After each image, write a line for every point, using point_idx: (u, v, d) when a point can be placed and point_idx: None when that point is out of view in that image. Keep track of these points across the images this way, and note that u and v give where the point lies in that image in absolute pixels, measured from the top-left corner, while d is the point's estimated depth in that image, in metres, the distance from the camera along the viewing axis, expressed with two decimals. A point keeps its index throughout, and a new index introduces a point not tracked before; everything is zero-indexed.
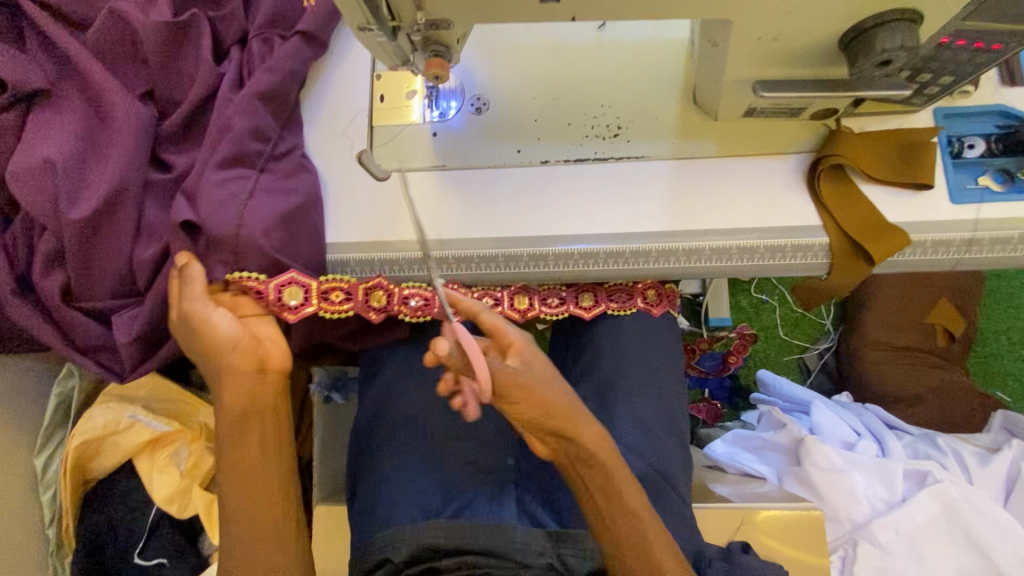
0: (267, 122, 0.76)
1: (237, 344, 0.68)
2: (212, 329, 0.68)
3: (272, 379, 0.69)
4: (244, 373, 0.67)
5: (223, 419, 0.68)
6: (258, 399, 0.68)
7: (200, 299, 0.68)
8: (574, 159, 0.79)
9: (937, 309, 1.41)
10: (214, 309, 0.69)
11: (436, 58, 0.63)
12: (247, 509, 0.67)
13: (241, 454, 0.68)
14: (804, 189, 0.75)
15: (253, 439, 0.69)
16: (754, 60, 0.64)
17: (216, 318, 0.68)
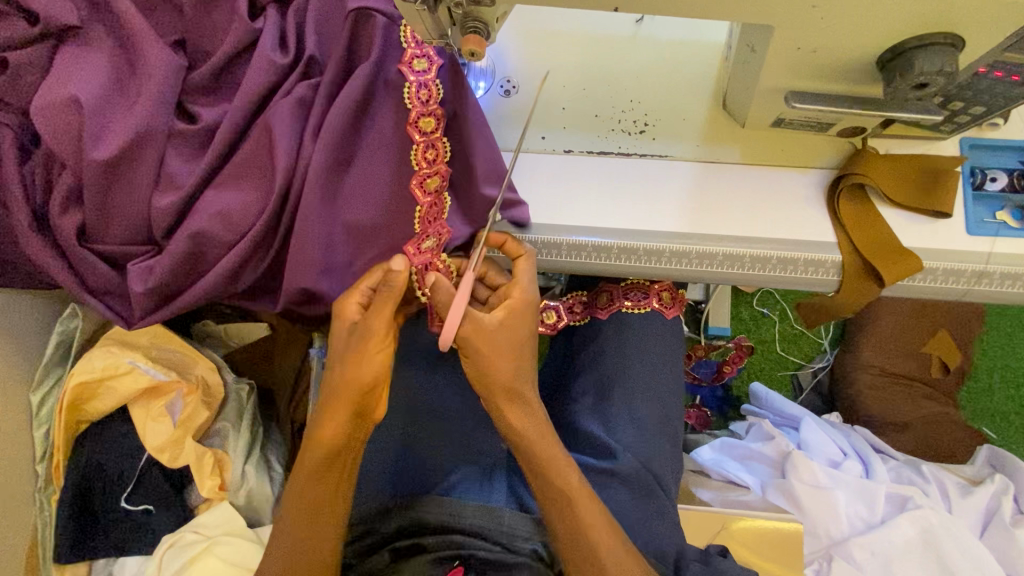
0: (303, 94, 0.75)
1: (365, 389, 0.65)
2: (359, 369, 0.65)
3: (366, 427, 0.67)
4: (348, 411, 0.65)
5: (310, 457, 0.66)
6: (352, 444, 0.66)
7: (374, 343, 0.65)
8: (597, 152, 0.79)
9: (936, 340, 1.41)
10: (374, 357, 0.65)
11: (473, 35, 0.62)
12: (301, 549, 0.65)
13: (317, 487, 0.66)
14: (822, 205, 0.75)
15: (332, 478, 0.66)
16: (790, 71, 0.63)
17: (370, 362, 0.65)
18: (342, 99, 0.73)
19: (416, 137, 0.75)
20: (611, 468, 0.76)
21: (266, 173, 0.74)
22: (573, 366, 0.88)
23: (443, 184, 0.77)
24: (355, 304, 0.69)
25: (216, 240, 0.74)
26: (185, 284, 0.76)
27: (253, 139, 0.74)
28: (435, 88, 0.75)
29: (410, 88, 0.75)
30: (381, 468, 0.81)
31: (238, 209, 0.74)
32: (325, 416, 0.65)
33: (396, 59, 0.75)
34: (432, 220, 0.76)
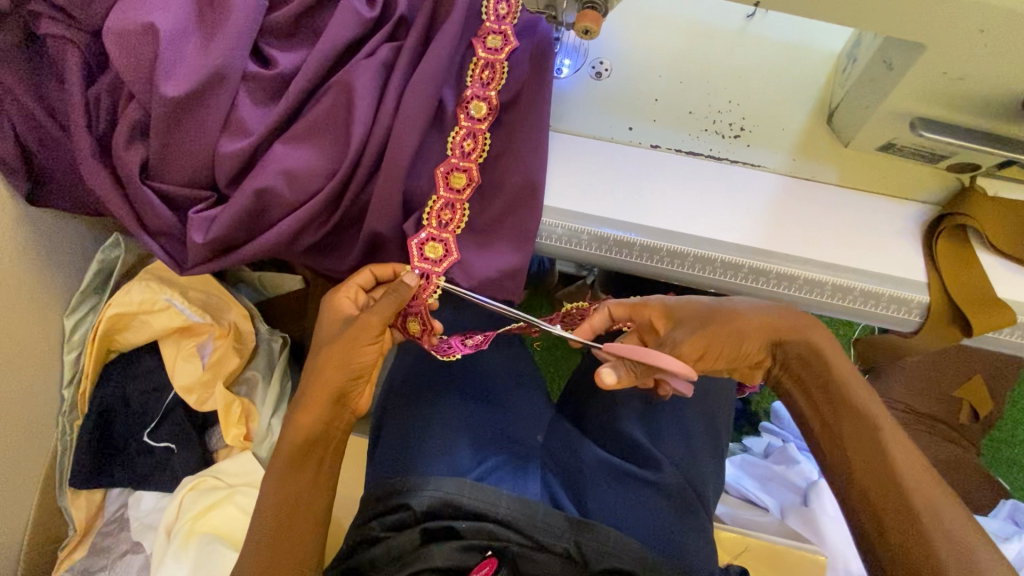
0: (387, 55, 0.72)
1: (355, 377, 0.67)
2: (353, 355, 0.66)
3: (347, 416, 0.68)
4: (326, 402, 0.66)
5: (284, 445, 0.65)
6: (331, 430, 0.67)
7: (369, 330, 0.66)
8: (686, 151, 0.75)
9: (969, 387, 1.37)
10: (371, 344, 0.66)
11: (590, 10, 0.58)
12: (272, 540, 0.62)
13: (295, 479, 0.64)
14: (917, 241, 0.71)
15: (311, 468, 0.65)
16: (924, 95, 0.59)
17: (366, 350, 0.66)
18: (428, 60, 0.70)
19: (462, 121, 0.73)
20: (653, 478, 0.78)
21: (343, 132, 0.72)
22: None
23: (470, 183, 0.73)
24: (350, 302, 0.71)
25: (280, 199, 0.71)
26: (246, 236, 0.74)
27: (331, 92, 0.71)
28: (500, 71, 0.73)
29: (477, 65, 0.74)
30: (418, 443, 0.80)
31: (310, 162, 0.71)
32: (302, 412, 0.65)
33: (472, 35, 0.75)
34: (445, 222, 0.73)
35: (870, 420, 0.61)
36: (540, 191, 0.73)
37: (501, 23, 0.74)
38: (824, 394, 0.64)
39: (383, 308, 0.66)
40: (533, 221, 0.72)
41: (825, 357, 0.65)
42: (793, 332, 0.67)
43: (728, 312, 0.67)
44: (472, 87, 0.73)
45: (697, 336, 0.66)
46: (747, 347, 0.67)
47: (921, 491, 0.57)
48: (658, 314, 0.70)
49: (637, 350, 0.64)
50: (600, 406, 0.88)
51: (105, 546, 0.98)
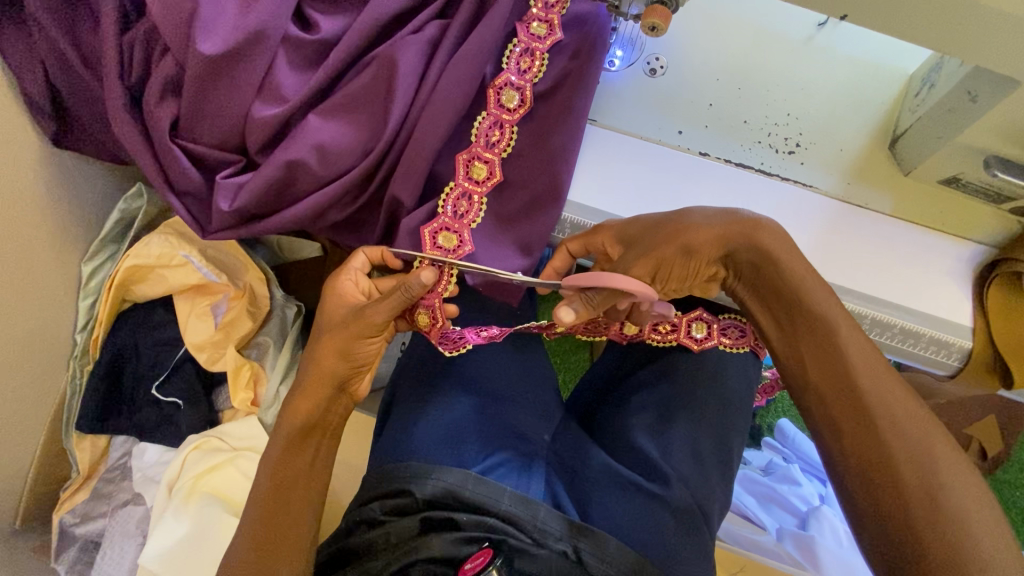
0: (434, 32, 0.69)
1: (355, 367, 0.66)
2: (358, 349, 0.65)
3: (344, 403, 0.68)
4: (327, 389, 0.66)
5: (285, 427, 0.66)
6: (330, 416, 0.67)
7: (371, 325, 0.64)
8: (736, 162, 0.71)
9: (979, 424, 1.29)
10: (375, 339, 0.66)
11: (659, 6, 0.54)
12: (266, 517, 0.61)
13: (292, 457, 0.64)
14: (968, 283, 0.67)
15: (309, 451, 0.65)
16: (1005, 132, 0.55)
17: (371, 343, 0.66)
18: (473, 41, 0.67)
19: (491, 109, 0.69)
20: (659, 492, 0.75)
21: (381, 108, 0.69)
22: (633, 379, 0.88)
23: (490, 177, 0.71)
24: (352, 286, 0.70)
25: (310, 172, 0.69)
26: (272, 208, 0.73)
27: (373, 64, 0.68)
28: (540, 60, 0.69)
29: (515, 50, 0.69)
30: (423, 431, 0.80)
31: (344, 139, 0.69)
32: (302, 396, 0.66)
33: (516, 18, 0.70)
34: (461, 213, 0.70)
35: (828, 329, 0.54)
36: (561, 195, 0.70)
37: (548, 12, 0.69)
38: (780, 304, 0.57)
39: (386, 308, 0.64)
40: (545, 231, 0.71)
41: (780, 263, 0.57)
42: (745, 237, 0.59)
43: (678, 223, 0.61)
44: (508, 72, 0.69)
45: (645, 257, 0.62)
46: (694, 258, 0.61)
47: (896, 415, 0.49)
48: (612, 239, 0.66)
49: (589, 277, 0.60)
50: (612, 413, 0.87)
51: (107, 492, 1.01)
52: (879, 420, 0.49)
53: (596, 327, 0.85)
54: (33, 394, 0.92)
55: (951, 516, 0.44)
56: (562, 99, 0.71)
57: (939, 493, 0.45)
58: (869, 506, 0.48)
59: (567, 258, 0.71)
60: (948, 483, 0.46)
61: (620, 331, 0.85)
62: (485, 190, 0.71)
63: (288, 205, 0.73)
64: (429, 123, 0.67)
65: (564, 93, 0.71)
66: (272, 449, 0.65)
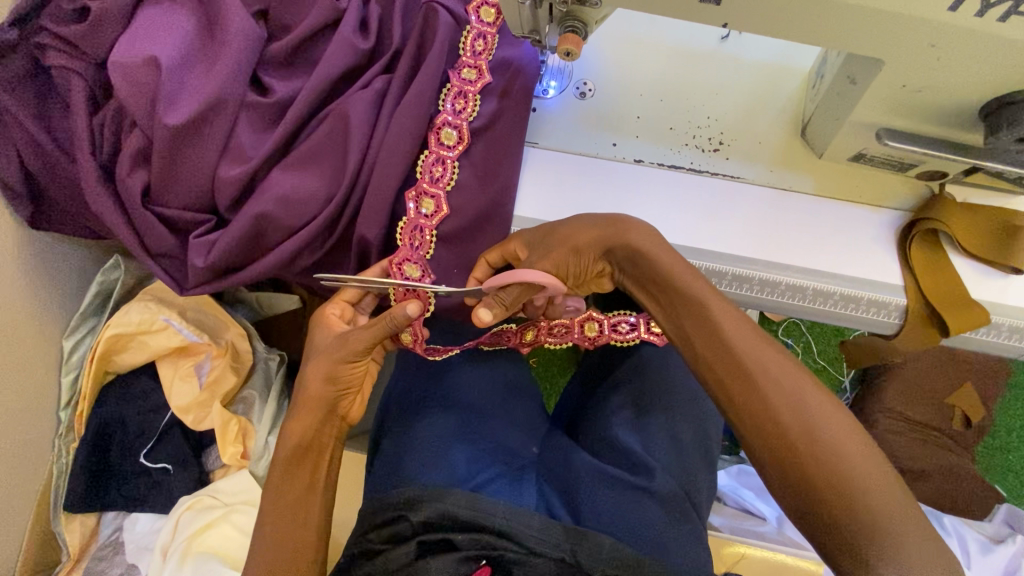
0: (381, 86, 0.76)
1: (342, 390, 0.69)
2: (336, 372, 0.68)
3: (337, 424, 0.70)
4: (319, 411, 0.68)
5: (277, 466, 0.67)
6: (323, 438, 0.69)
7: (356, 348, 0.68)
8: (669, 165, 0.78)
9: (959, 393, 1.33)
10: (357, 364, 0.69)
11: (571, 34, 0.61)
12: (276, 551, 0.63)
13: (290, 485, 0.66)
14: (893, 246, 0.73)
15: (304, 475, 0.67)
16: (887, 106, 0.63)
17: (353, 367, 0.69)
18: (414, 88, 0.75)
19: (433, 147, 0.76)
20: (645, 484, 0.77)
21: (339, 159, 0.75)
22: (608, 380, 0.91)
23: (438, 210, 0.76)
24: (337, 319, 0.75)
25: (276, 224, 0.74)
26: (245, 261, 0.78)
27: (328, 120, 0.74)
28: (473, 100, 0.77)
29: (450, 93, 0.77)
30: (411, 457, 0.81)
31: (303, 192, 0.74)
32: (297, 419, 0.68)
33: (448, 65, 0.78)
34: (416, 245, 0.76)
35: (701, 306, 0.59)
36: (503, 209, 0.77)
37: (478, 58, 0.78)
38: (658, 287, 0.62)
39: (370, 335, 0.68)
40: (488, 243, 0.78)
41: (646, 253, 0.63)
42: (618, 235, 0.64)
43: (567, 228, 0.67)
44: (445, 114, 0.76)
45: (546, 258, 0.67)
46: (582, 258, 0.66)
47: (788, 390, 0.53)
48: (522, 247, 0.71)
49: (503, 278, 0.67)
50: (593, 415, 0.89)
51: (99, 570, 0.96)
52: (768, 394, 0.52)
53: (558, 330, 0.87)
54: (19, 474, 0.92)
55: (853, 490, 0.48)
56: (504, 132, 0.78)
57: (838, 458, 0.49)
58: (795, 469, 0.50)
59: (488, 269, 0.75)
60: (840, 443, 0.50)
61: (582, 334, 0.87)
62: (435, 222, 0.76)
63: (260, 257, 0.77)
64: (385, 165, 0.74)
65: (503, 127, 0.78)
66: (270, 478, 0.67)
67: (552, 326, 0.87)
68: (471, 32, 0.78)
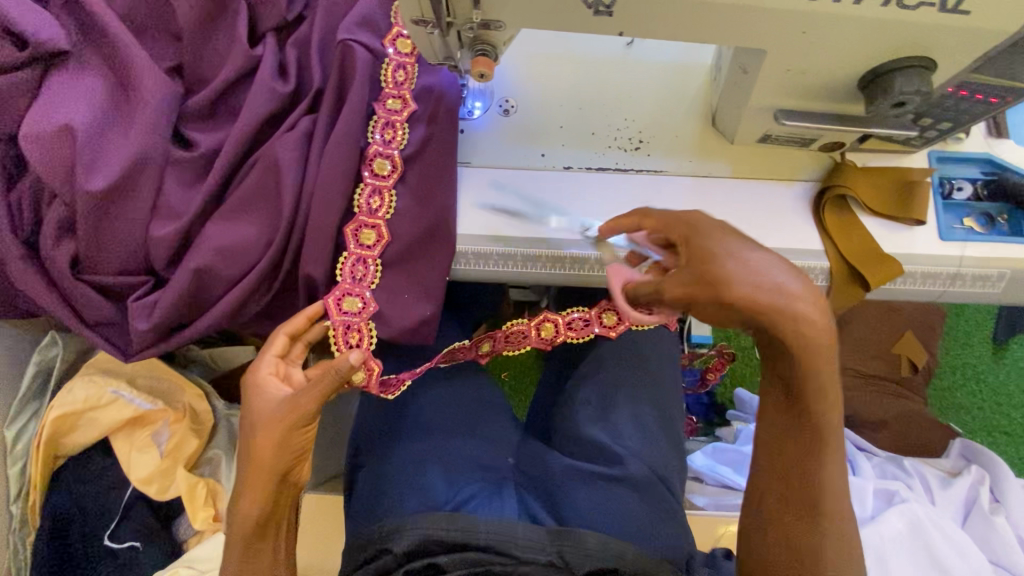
0: (308, 127, 0.76)
1: (294, 456, 0.69)
2: (285, 442, 0.67)
3: (291, 489, 0.71)
4: (270, 483, 0.67)
5: (235, 539, 0.67)
6: (279, 506, 0.69)
7: (306, 412, 0.68)
8: (596, 168, 0.82)
9: (903, 342, 1.42)
10: (305, 428, 0.69)
11: (483, 57, 0.63)
12: None
13: (254, 562, 0.68)
14: (807, 213, 0.79)
15: (267, 548, 0.69)
16: (780, 90, 0.68)
17: (299, 433, 0.68)
18: (341, 125, 0.76)
19: (368, 179, 0.78)
20: (619, 474, 0.80)
21: (274, 203, 0.75)
22: (573, 379, 0.93)
23: (378, 239, 0.78)
24: (275, 380, 0.71)
25: (218, 276, 0.73)
26: (190, 318, 0.76)
27: (259, 166, 0.74)
28: (401, 129, 0.79)
29: (377, 125, 0.79)
30: (389, 485, 0.81)
31: (242, 241, 0.74)
32: (247, 496, 0.67)
33: (372, 99, 0.80)
34: (359, 276, 0.77)
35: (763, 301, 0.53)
36: (445, 229, 0.78)
37: (400, 88, 0.80)
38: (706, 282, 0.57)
39: (317, 393, 0.69)
40: (435, 265, 0.79)
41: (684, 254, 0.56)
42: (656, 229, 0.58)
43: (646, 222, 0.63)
44: (376, 144, 0.78)
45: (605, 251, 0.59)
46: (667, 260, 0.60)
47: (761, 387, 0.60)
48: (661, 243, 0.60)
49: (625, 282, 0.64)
50: (560, 413, 0.91)
51: None
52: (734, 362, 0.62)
53: (516, 336, 0.88)
54: None
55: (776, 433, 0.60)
56: (438, 156, 0.79)
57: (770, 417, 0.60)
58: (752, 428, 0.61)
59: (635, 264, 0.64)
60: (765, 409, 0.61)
61: (540, 337, 0.88)
62: (377, 251, 0.78)
63: (205, 311, 0.76)
64: (322, 203, 0.75)
65: (434, 151, 0.80)
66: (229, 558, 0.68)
67: (509, 333, 0.88)
68: (391, 64, 0.80)
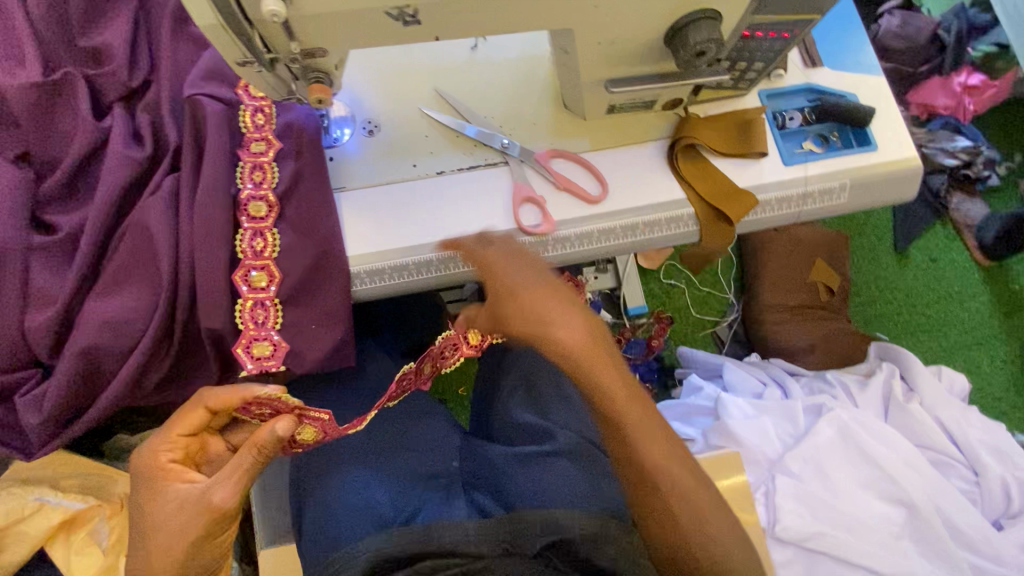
0: (171, 186, 0.77)
1: (218, 556, 0.70)
2: (201, 551, 0.68)
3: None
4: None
5: None
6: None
7: (214, 520, 0.67)
8: (467, 167, 0.85)
9: (818, 269, 1.52)
10: (222, 531, 0.69)
11: (317, 84, 0.66)
12: None
13: None
14: (666, 168, 0.86)
15: None
16: (603, 61, 0.74)
17: (217, 536, 0.69)
18: (205, 178, 0.77)
19: (246, 224, 0.78)
20: (552, 447, 0.84)
21: (151, 268, 0.75)
22: (498, 372, 0.94)
23: (271, 279, 0.78)
24: (182, 479, 0.70)
25: (106, 353, 0.73)
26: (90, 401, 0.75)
27: (127, 235, 0.75)
28: (270, 170, 0.81)
29: (245, 169, 0.80)
30: (336, 515, 0.81)
31: (124, 312, 0.73)
32: None
33: (235, 146, 0.81)
34: (261, 321, 0.77)
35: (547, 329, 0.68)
36: (334, 255, 0.80)
37: (262, 130, 0.82)
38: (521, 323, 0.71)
39: (230, 491, 0.67)
40: (332, 292, 0.79)
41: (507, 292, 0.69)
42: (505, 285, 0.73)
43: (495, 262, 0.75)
44: (246, 188, 0.79)
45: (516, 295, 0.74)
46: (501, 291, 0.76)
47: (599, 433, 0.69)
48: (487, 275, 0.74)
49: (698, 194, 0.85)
50: (492, 407, 0.93)
51: None
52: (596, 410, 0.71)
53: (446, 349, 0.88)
54: None
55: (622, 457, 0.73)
56: (311, 187, 0.81)
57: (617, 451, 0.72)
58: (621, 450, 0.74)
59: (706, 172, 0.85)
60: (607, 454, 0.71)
61: (469, 344, 0.88)
62: (271, 292, 0.77)
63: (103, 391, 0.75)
64: (200, 257, 0.75)
65: (307, 183, 0.81)
66: None
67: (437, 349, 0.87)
68: (249, 109, 0.82)
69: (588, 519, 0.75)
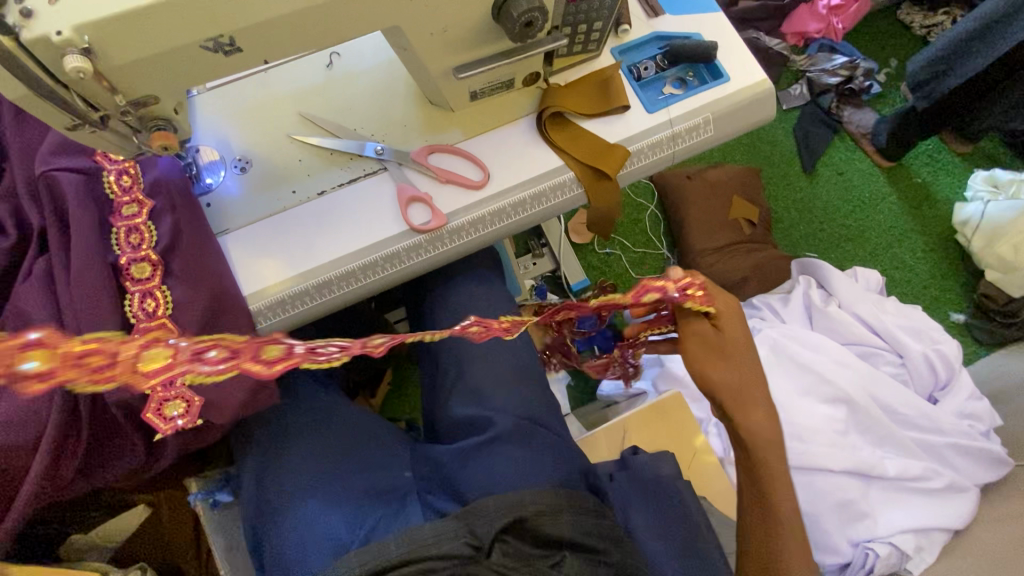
0: (42, 270, 0.76)
1: None
2: None
3: None
4: None
5: None
6: None
7: None
8: (347, 182, 0.86)
9: (736, 206, 1.58)
10: None
11: (159, 131, 0.68)
12: None
13: None
14: (539, 139, 0.88)
15: None
16: (443, 51, 0.76)
17: None
18: (75, 252, 0.75)
19: (132, 288, 0.76)
20: (491, 434, 0.84)
21: None
22: (440, 376, 0.94)
23: (171, 336, 0.76)
24: None
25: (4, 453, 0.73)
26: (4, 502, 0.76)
27: (3, 331, 0.74)
28: (146, 229, 0.79)
29: (120, 233, 0.78)
30: (293, 554, 0.79)
31: (17, 408, 0.73)
32: None
33: (105, 213, 0.79)
34: (169, 381, 0.75)
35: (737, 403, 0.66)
36: (230, 296, 0.79)
37: (130, 192, 0.80)
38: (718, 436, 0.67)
39: None
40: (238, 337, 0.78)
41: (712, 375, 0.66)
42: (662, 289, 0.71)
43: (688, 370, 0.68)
44: (125, 253, 0.77)
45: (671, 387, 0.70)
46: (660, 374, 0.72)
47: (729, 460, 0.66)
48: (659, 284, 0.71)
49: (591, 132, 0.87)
50: (437, 410, 0.94)
51: None
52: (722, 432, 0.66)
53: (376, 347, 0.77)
54: None
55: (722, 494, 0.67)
56: (189, 235, 0.79)
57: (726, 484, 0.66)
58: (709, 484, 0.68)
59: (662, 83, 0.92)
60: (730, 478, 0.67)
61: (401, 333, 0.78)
62: None
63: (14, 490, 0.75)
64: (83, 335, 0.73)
65: (185, 232, 0.80)
66: None
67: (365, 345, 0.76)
68: (113, 173, 0.81)
69: (542, 493, 0.75)
